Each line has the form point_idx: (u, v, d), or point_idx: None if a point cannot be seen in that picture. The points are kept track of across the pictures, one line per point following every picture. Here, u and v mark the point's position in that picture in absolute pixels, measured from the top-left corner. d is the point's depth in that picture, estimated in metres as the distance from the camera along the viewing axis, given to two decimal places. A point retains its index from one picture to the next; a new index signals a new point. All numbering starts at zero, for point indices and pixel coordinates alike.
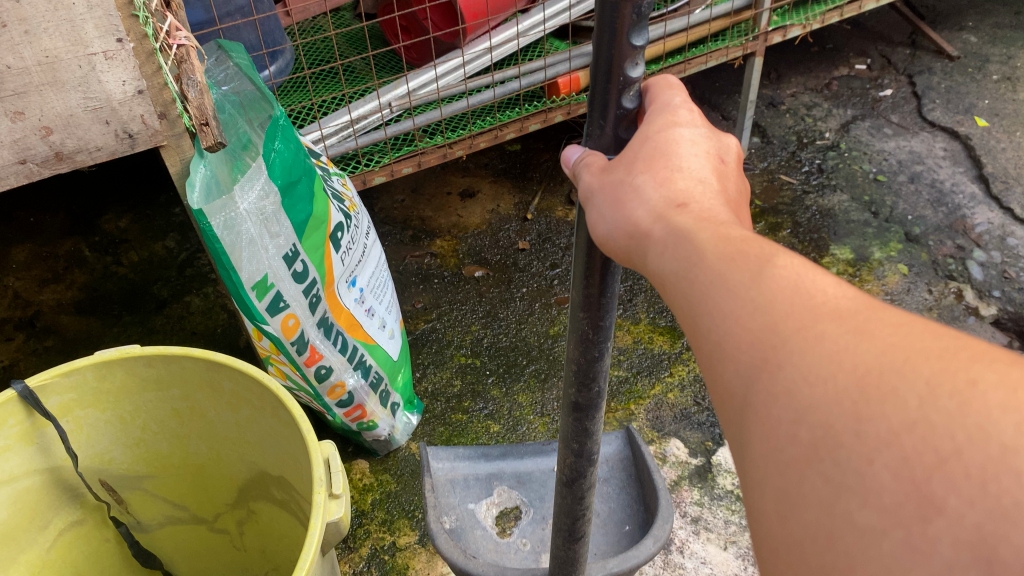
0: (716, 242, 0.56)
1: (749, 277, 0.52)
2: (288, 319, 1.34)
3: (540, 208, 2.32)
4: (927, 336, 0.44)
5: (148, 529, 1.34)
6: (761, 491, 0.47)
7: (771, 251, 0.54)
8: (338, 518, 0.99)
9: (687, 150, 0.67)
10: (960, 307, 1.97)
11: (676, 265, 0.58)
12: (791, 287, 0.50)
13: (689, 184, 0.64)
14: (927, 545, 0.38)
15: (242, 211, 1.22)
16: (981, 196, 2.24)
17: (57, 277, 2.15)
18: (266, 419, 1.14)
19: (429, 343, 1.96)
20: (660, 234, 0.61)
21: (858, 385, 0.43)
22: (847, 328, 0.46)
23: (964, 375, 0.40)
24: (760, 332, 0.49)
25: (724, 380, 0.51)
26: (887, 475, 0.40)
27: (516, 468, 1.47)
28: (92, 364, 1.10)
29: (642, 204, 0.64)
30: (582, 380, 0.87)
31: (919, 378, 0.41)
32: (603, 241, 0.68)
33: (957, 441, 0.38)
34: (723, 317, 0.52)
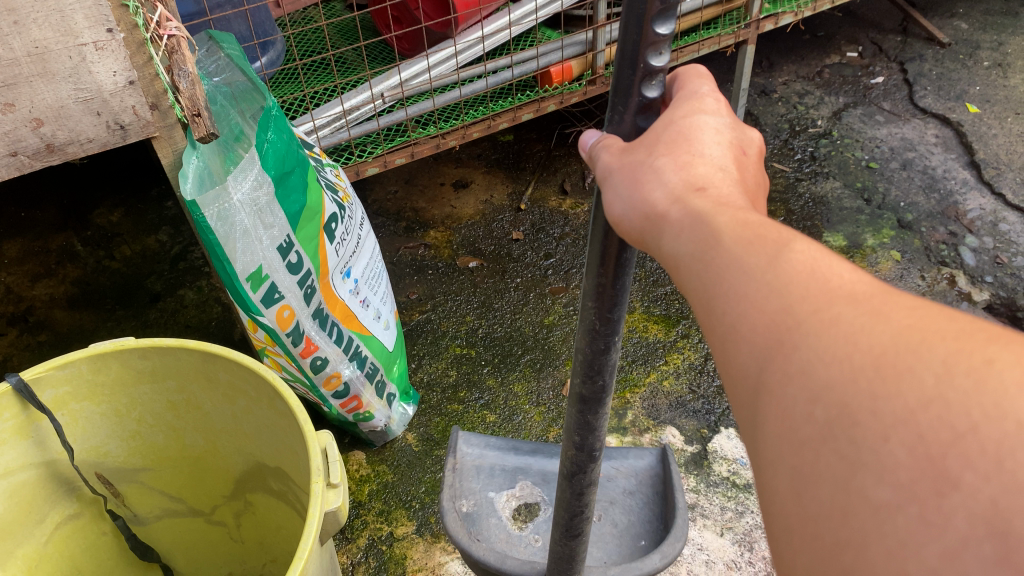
0: (734, 225, 0.57)
1: (765, 260, 0.53)
2: (283, 310, 1.34)
3: (533, 198, 2.32)
4: (943, 320, 0.44)
5: (145, 522, 1.34)
6: (776, 470, 0.47)
7: (789, 236, 0.55)
8: (336, 508, 0.98)
9: (708, 138, 0.67)
10: (953, 292, 1.98)
11: (693, 246, 0.59)
12: (807, 271, 0.51)
13: (709, 170, 0.65)
14: (942, 520, 0.38)
15: (236, 202, 1.22)
16: (973, 182, 2.25)
17: (49, 272, 2.13)
18: (262, 411, 1.14)
19: (424, 334, 1.96)
20: (677, 215, 0.62)
21: (874, 364, 0.43)
22: (861, 310, 0.47)
23: (981, 355, 0.41)
24: (773, 314, 0.50)
25: (738, 362, 0.52)
26: (902, 452, 0.40)
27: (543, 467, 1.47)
28: (87, 357, 1.10)
29: (660, 186, 0.64)
30: (587, 373, 0.87)
31: (936, 358, 0.42)
32: (617, 221, 0.68)
33: (973, 418, 0.39)
34: (736, 300, 0.53)
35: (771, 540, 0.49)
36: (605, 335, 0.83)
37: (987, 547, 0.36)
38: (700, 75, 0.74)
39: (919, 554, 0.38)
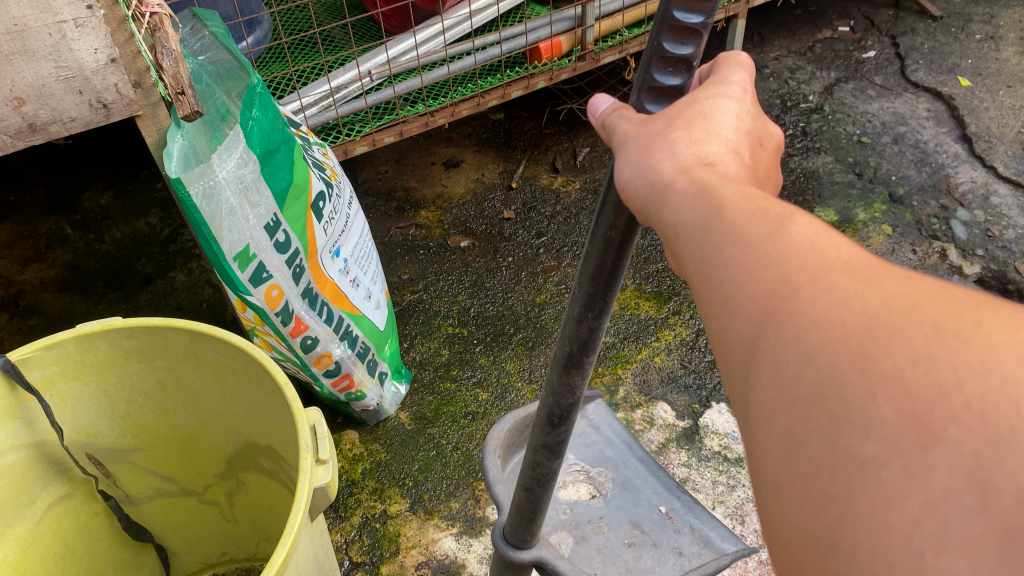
0: (739, 197, 0.56)
1: (767, 232, 0.51)
2: (272, 289, 1.34)
3: (524, 176, 2.31)
4: (935, 285, 0.43)
5: (137, 502, 1.34)
6: (764, 432, 0.46)
7: (791, 210, 0.53)
8: (325, 483, 0.98)
9: (727, 121, 0.66)
10: (944, 266, 1.98)
11: (695, 216, 0.57)
12: (807, 244, 0.49)
13: (721, 150, 0.63)
14: (925, 471, 0.37)
15: (221, 180, 1.21)
16: (964, 155, 2.25)
17: (39, 255, 2.12)
18: (251, 389, 1.14)
19: (417, 313, 1.96)
20: (683, 185, 0.61)
21: (866, 327, 0.42)
22: (856, 278, 0.45)
23: (970, 316, 0.40)
24: (773, 282, 0.48)
25: (733, 329, 0.50)
26: (889, 408, 0.39)
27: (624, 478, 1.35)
28: (73, 338, 1.09)
29: (671, 157, 0.63)
30: (579, 344, 0.86)
31: (925, 320, 0.41)
32: (625, 185, 0.67)
33: (959, 374, 0.38)
34: (735, 268, 0.51)
35: (755, 500, 0.47)
36: (600, 307, 0.83)
37: (968, 498, 0.36)
38: (745, 67, 0.74)
39: (901, 506, 0.37)
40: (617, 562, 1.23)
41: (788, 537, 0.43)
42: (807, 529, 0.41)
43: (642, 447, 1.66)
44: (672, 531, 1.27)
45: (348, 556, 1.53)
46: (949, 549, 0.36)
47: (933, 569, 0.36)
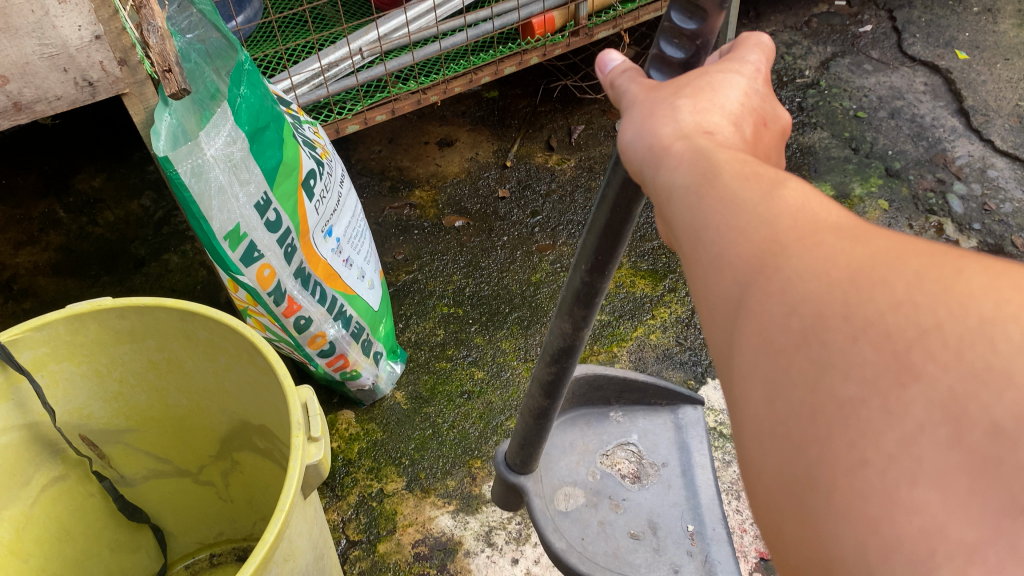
0: (736, 162, 0.56)
1: (760, 195, 0.52)
2: (263, 269, 1.33)
3: (519, 154, 2.30)
4: (921, 243, 0.45)
5: (132, 483, 1.35)
6: (750, 382, 0.47)
7: (783, 175, 0.54)
8: (317, 461, 0.98)
9: (733, 96, 0.64)
10: (940, 240, 1.98)
11: (691, 179, 0.57)
12: (799, 207, 0.51)
13: (722, 122, 0.62)
14: (901, 409, 0.38)
15: (209, 158, 1.19)
16: (961, 129, 2.23)
17: (32, 239, 2.11)
18: (243, 368, 1.13)
19: (412, 293, 1.95)
20: (681, 150, 0.59)
21: (851, 278, 0.43)
22: (843, 236, 0.46)
23: (951, 266, 0.41)
24: (762, 241, 0.49)
25: (719, 286, 0.51)
26: (870, 350, 0.40)
27: (669, 485, 1.37)
28: (64, 318, 1.08)
29: (672, 122, 0.62)
30: (583, 296, 0.89)
31: (908, 269, 0.42)
32: (625, 147, 0.66)
33: (938, 317, 0.39)
34: (726, 229, 0.52)
35: (739, 447, 0.49)
36: (606, 265, 0.84)
37: (942, 431, 0.37)
38: (767, 50, 0.72)
39: (877, 442, 0.39)
40: (610, 541, 1.27)
41: (770, 481, 0.44)
42: (789, 471, 0.43)
43: None
44: (681, 549, 1.27)
45: (344, 535, 1.54)
46: (923, 480, 0.37)
47: (908, 500, 0.37)
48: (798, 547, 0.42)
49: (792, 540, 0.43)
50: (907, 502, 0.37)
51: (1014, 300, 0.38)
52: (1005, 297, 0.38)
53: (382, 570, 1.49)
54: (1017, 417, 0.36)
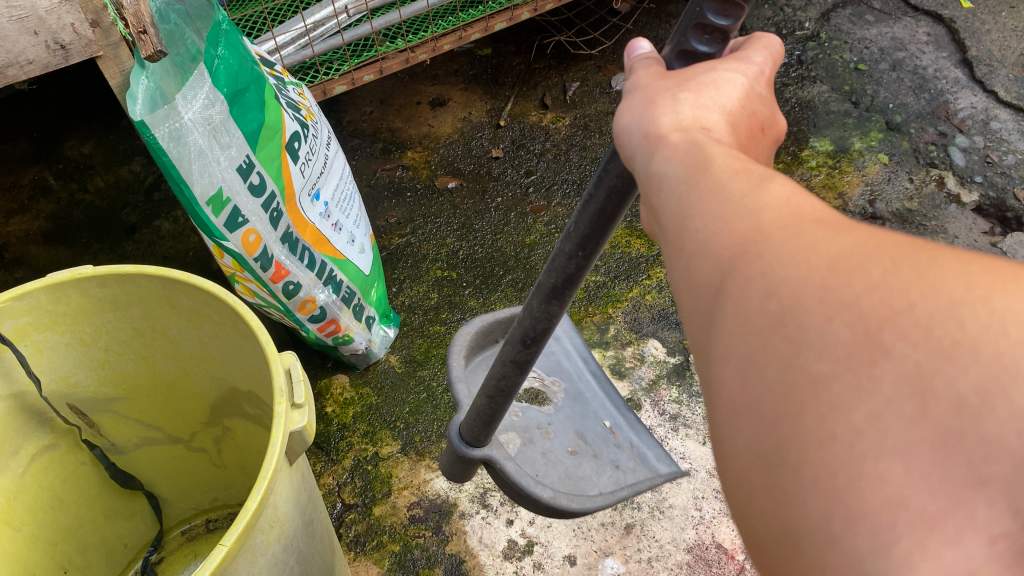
0: (728, 157, 0.53)
1: (748, 188, 0.50)
2: (249, 234, 1.31)
3: (513, 114, 2.26)
4: (901, 235, 0.44)
5: (124, 451, 1.35)
6: (724, 365, 0.45)
7: (774, 172, 0.51)
8: (302, 428, 0.97)
9: (735, 95, 0.61)
10: (941, 194, 1.95)
11: (681, 170, 0.54)
12: (787, 199, 0.48)
13: (720, 121, 0.59)
14: (871, 384, 0.37)
15: (187, 122, 1.16)
16: (964, 80, 2.19)
17: (23, 207, 2.09)
18: (227, 334, 1.12)
19: (405, 257, 1.93)
20: (677, 140, 0.56)
21: (829, 265, 0.42)
22: (825, 226, 0.45)
23: (925, 254, 0.41)
24: (745, 231, 0.47)
25: (698, 267, 0.49)
26: (844, 329, 0.39)
27: (584, 395, 1.39)
28: (45, 288, 1.06)
29: (671, 112, 0.59)
30: (568, 276, 0.84)
31: (884, 257, 0.41)
32: (621, 132, 0.62)
33: (911, 298, 0.39)
34: (711, 219, 0.49)
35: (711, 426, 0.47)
36: (594, 245, 0.80)
37: (909, 406, 0.36)
38: (775, 52, 0.67)
39: (846, 417, 0.37)
40: (558, 466, 1.25)
41: (740, 458, 0.43)
42: (759, 448, 0.42)
43: (633, 384, 1.65)
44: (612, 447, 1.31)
45: (339, 499, 1.53)
46: (888, 453, 0.36)
47: (873, 472, 0.36)
48: (765, 521, 0.41)
49: (760, 515, 0.42)
50: (872, 474, 0.36)
51: (984, 282, 0.38)
52: (976, 280, 0.38)
53: (378, 532, 1.48)
54: (981, 392, 0.35)
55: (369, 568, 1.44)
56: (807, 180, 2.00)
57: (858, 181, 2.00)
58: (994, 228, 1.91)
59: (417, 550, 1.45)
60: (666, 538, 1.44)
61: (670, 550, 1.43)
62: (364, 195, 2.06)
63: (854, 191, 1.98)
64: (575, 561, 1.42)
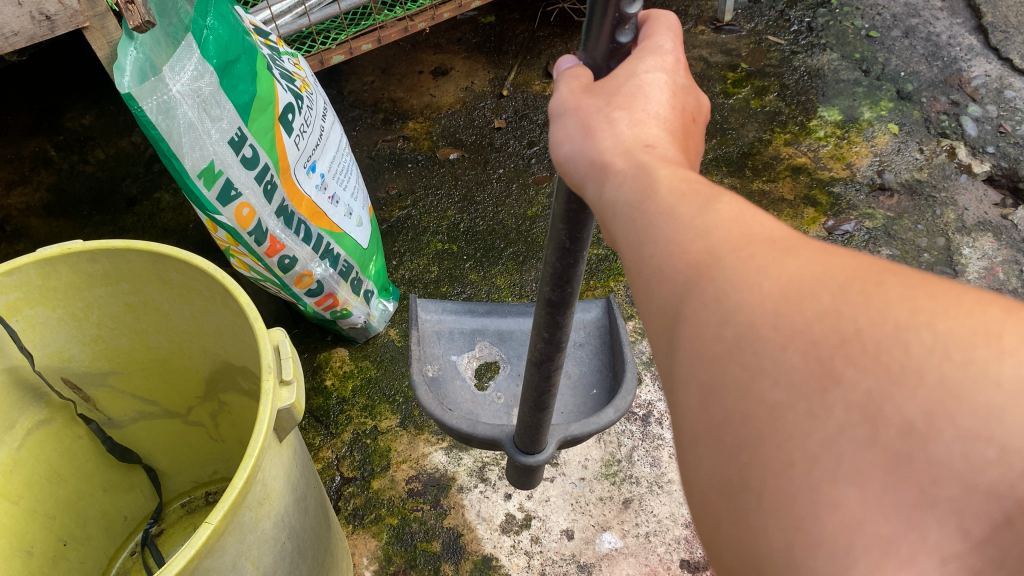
0: (674, 177, 0.52)
1: (695, 209, 0.50)
2: (243, 208, 1.29)
3: (516, 83, 2.23)
4: (849, 256, 0.44)
5: (120, 425, 1.36)
6: (686, 389, 0.45)
7: (719, 190, 0.51)
8: (290, 405, 0.97)
9: (663, 99, 0.61)
10: (952, 165, 1.91)
11: (632, 195, 0.54)
12: (734, 218, 0.48)
13: (661, 132, 0.59)
14: (824, 411, 0.38)
15: (175, 94, 1.14)
16: (979, 48, 2.14)
17: (23, 178, 2.08)
18: (218, 310, 1.11)
19: (406, 230, 1.91)
20: (623, 166, 0.56)
21: (781, 290, 0.42)
22: (775, 247, 0.45)
23: (873, 278, 0.41)
24: (698, 254, 0.47)
25: (655, 290, 0.49)
26: (797, 357, 0.40)
27: (501, 328, 1.42)
28: (34, 262, 1.05)
29: (610, 136, 0.59)
30: (557, 286, 0.86)
31: (834, 281, 0.41)
32: (563, 161, 0.63)
33: (858, 323, 0.39)
34: (665, 243, 0.49)
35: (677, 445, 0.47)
36: (573, 259, 0.82)
37: (860, 431, 0.37)
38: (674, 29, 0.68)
39: (802, 444, 0.38)
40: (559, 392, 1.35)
41: (705, 483, 0.43)
42: (722, 474, 0.42)
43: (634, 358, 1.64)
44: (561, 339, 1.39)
45: (338, 473, 1.52)
46: (843, 478, 0.36)
47: (829, 498, 0.36)
48: (730, 547, 0.41)
49: (725, 540, 0.41)
50: (828, 499, 0.36)
51: (928, 307, 0.38)
52: (919, 304, 0.38)
53: (376, 506, 1.47)
54: (928, 416, 0.36)
55: (368, 541, 1.42)
56: (815, 151, 1.99)
57: (867, 152, 1.97)
58: (1005, 200, 1.86)
59: (416, 524, 1.44)
60: (664, 513, 1.43)
61: (669, 526, 1.41)
62: (365, 166, 2.04)
63: (863, 161, 1.95)
64: (572, 536, 1.41)
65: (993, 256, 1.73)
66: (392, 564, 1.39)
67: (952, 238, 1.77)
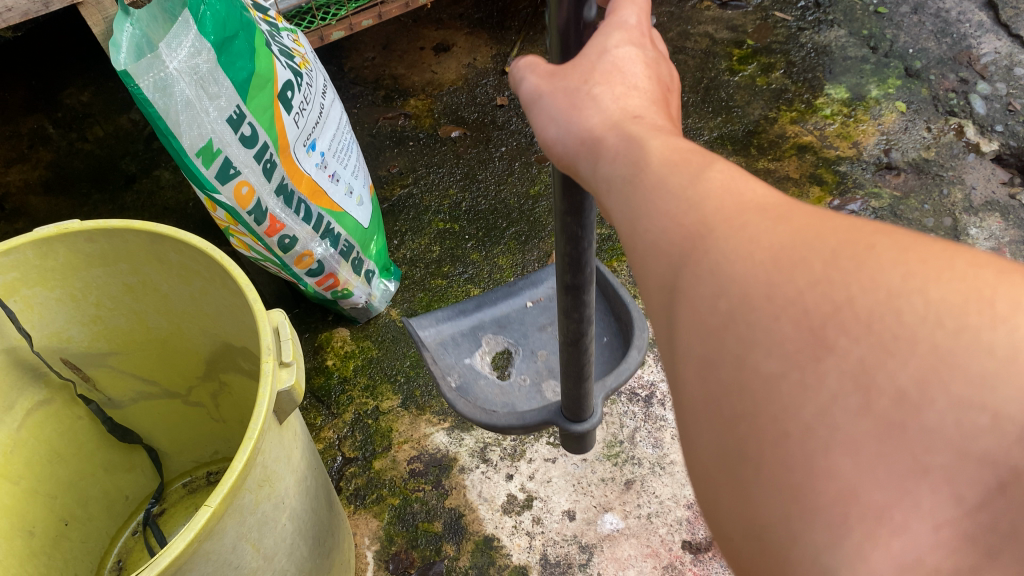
0: (666, 148, 0.53)
1: (687, 179, 0.50)
2: (241, 187, 1.28)
3: (519, 59, 2.20)
4: (838, 221, 0.44)
5: (121, 405, 1.35)
6: (683, 361, 0.45)
7: (710, 158, 0.52)
8: (289, 387, 0.96)
9: (639, 70, 0.64)
10: (959, 144, 1.89)
11: (625, 169, 0.54)
12: (725, 186, 0.49)
13: (643, 103, 0.61)
14: (817, 379, 0.38)
15: (173, 71, 1.12)
16: (989, 24, 2.11)
17: (22, 156, 2.07)
18: (218, 291, 1.10)
19: (407, 208, 1.90)
20: (614, 139, 0.57)
21: (773, 258, 0.42)
22: (768, 215, 0.45)
23: (864, 241, 0.41)
24: (691, 225, 0.47)
25: (652, 262, 0.49)
26: (789, 326, 0.40)
27: (499, 315, 1.44)
28: (31, 242, 1.04)
29: (596, 112, 0.60)
30: (570, 272, 0.87)
31: (825, 248, 0.41)
32: (552, 144, 0.63)
33: (849, 291, 0.39)
34: (658, 215, 0.50)
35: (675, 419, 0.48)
36: (582, 246, 0.83)
37: (852, 399, 0.37)
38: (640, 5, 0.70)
39: (797, 412, 0.38)
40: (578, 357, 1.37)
41: (705, 456, 0.43)
42: (721, 446, 0.42)
43: None
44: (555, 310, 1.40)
45: (340, 452, 1.51)
46: (838, 446, 0.37)
47: (824, 465, 0.37)
48: (732, 518, 0.42)
49: (725, 512, 0.42)
50: (823, 467, 0.37)
51: (919, 272, 0.38)
52: (911, 270, 0.39)
53: (378, 486, 1.46)
54: (921, 384, 0.36)
55: (369, 521, 1.42)
56: (821, 129, 1.97)
57: (874, 130, 1.95)
58: (1013, 179, 1.83)
59: (417, 503, 1.43)
60: (666, 494, 1.41)
61: (671, 507, 1.40)
62: (366, 144, 2.03)
63: (869, 140, 1.93)
64: (574, 516, 1.40)
65: (1000, 237, 1.71)
66: (394, 544, 1.39)
67: (959, 218, 1.75)
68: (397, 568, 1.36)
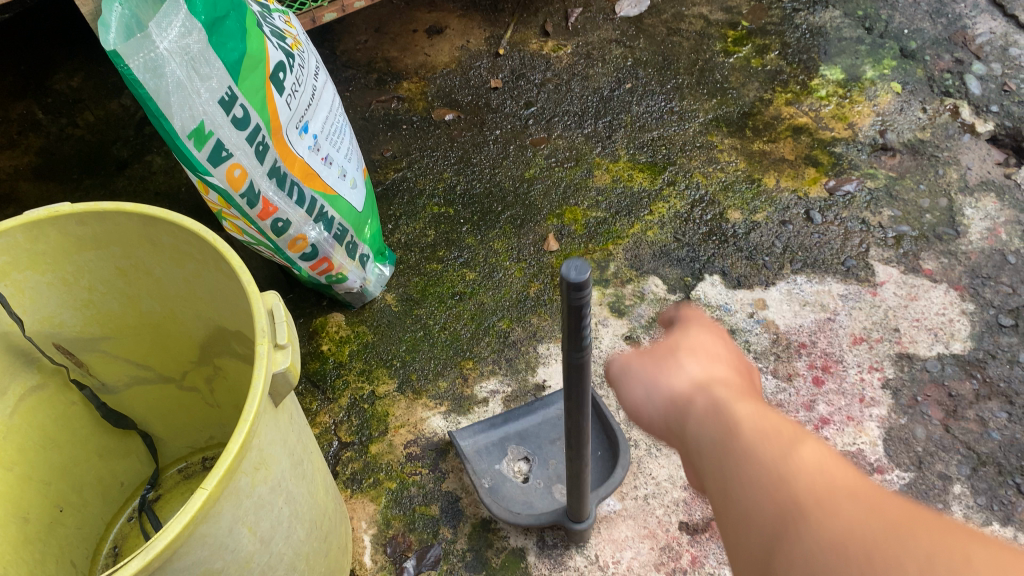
0: (755, 422, 0.61)
1: (777, 458, 0.56)
2: (234, 169, 1.27)
3: (513, 42, 2.20)
4: (933, 523, 0.46)
5: (115, 391, 1.34)
6: None
7: (801, 437, 0.58)
8: (284, 369, 0.95)
9: (723, 348, 0.76)
10: (955, 124, 1.88)
11: (716, 437, 0.62)
12: (816, 471, 0.53)
13: (727, 372, 0.72)
14: None
15: (163, 52, 1.11)
16: (983, 5, 2.12)
17: (11, 142, 2.05)
18: (211, 274, 1.09)
19: (401, 192, 1.89)
20: (704, 407, 0.66)
21: (865, 556, 0.46)
22: (862, 508, 0.49)
23: (959, 549, 0.43)
24: (784, 505, 0.53)
25: (749, 541, 0.54)
26: None
27: (521, 429, 1.45)
28: (21, 225, 1.03)
29: (683, 387, 0.71)
30: (574, 347, 0.87)
31: (919, 552, 0.44)
32: (644, 416, 0.73)
33: None
34: (755, 493, 0.55)
35: None
36: (582, 323, 0.82)
37: None
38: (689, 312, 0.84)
39: None
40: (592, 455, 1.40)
41: None
42: None
43: (632, 322, 1.62)
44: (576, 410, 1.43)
45: (336, 437, 1.51)
46: None
47: None
48: None
49: None
50: None
51: None
52: None
53: (374, 470, 1.46)
54: None
55: (366, 505, 1.42)
56: (816, 110, 1.96)
57: (870, 111, 1.94)
58: (1009, 159, 1.83)
59: (414, 487, 1.43)
60: (663, 475, 1.41)
61: (667, 488, 1.39)
62: (359, 128, 2.02)
63: (865, 121, 1.92)
64: None
65: (996, 217, 1.71)
66: (391, 527, 1.38)
67: (954, 198, 1.75)
68: (394, 551, 1.36)
